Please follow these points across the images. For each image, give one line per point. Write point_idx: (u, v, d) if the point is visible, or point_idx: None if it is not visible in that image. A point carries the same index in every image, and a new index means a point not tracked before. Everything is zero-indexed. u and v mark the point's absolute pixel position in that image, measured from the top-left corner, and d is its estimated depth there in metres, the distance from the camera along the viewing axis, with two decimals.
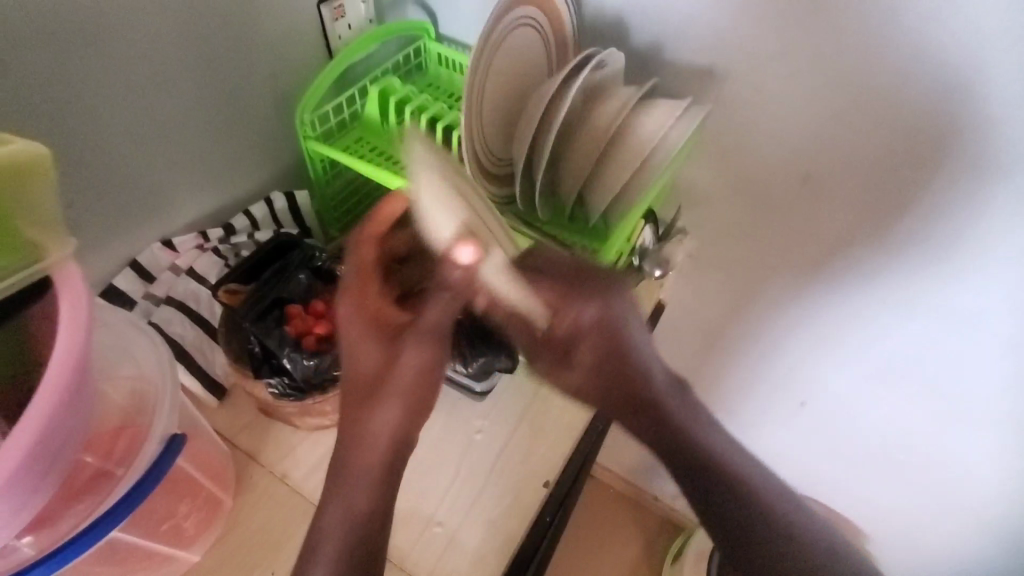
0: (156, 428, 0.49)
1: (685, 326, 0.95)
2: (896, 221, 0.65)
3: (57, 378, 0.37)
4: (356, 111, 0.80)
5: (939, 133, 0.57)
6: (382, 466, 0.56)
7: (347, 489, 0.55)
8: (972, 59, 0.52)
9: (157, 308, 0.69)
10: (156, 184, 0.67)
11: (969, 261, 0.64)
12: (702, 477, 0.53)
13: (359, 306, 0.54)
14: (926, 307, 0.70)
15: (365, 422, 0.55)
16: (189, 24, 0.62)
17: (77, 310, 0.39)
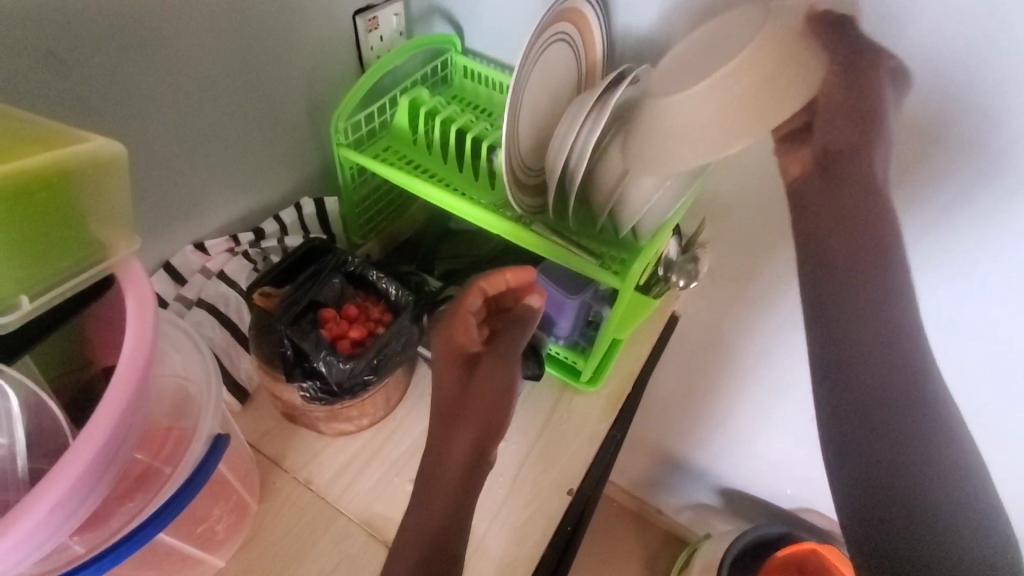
0: (203, 428, 0.50)
1: (697, 326, 1.03)
2: (915, 234, 0.68)
3: (132, 369, 0.39)
4: (385, 120, 0.81)
5: (958, 153, 0.61)
6: (459, 483, 0.60)
7: (425, 502, 0.60)
8: (995, 84, 0.56)
9: (189, 310, 0.69)
10: (194, 187, 0.67)
11: (990, 275, 0.67)
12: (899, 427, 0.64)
13: (448, 337, 0.63)
14: (942, 318, 0.72)
15: (446, 441, 0.61)
16: (237, 30, 0.63)
17: (144, 312, 0.42)
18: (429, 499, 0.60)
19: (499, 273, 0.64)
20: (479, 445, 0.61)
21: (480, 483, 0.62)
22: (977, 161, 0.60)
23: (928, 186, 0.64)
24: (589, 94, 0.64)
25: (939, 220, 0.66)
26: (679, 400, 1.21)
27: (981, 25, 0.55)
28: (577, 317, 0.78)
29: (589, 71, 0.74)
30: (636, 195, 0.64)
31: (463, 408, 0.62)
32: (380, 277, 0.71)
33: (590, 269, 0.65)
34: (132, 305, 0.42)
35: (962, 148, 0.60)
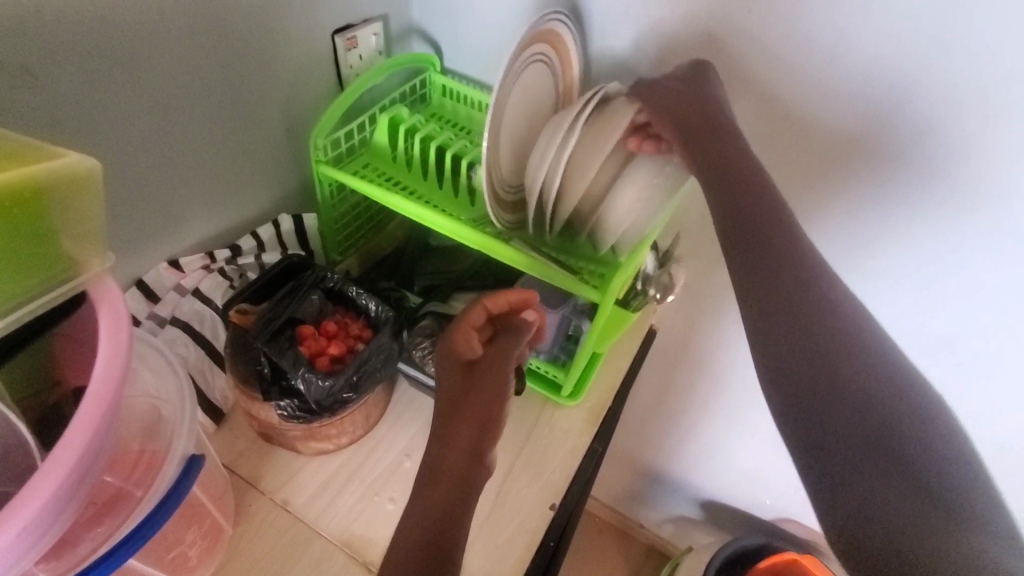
0: (177, 449, 0.49)
1: (673, 341, 1.05)
2: (875, 235, 0.73)
3: (104, 389, 0.38)
4: (364, 138, 0.81)
5: (906, 166, 0.67)
6: (455, 475, 0.59)
7: (425, 501, 0.58)
8: (943, 102, 0.61)
9: (162, 328, 0.68)
10: (169, 203, 0.67)
11: (953, 277, 0.71)
12: (859, 417, 0.47)
13: (450, 343, 0.66)
14: (902, 319, 0.77)
15: (447, 438, 0.62)
16: (214, 47, 0.63)
17: (117, 333, 0.41)
18: (426, 495, 0.58)
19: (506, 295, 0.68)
20: (479, 439, 0.62)
21: (478, 483, 0.61)
22: (928, 168, 0.65)
23: (885, 192, 0.70)
24: (565, 114, 0.65)
25: (901, 223, 0.71)
26: (654, 414, 1.22)
27: (923, 50, 0.60)
28: (557, 330, 0.80)
29: (564, 89, 0.76)
30: (618, 212, 0.66)
31: (470, 403, 0.63)
32: (359, 293, 0.70)
33: (569, 284, 0.67)
34: (104, 324, 0.41)
35: (911, 157, 0.66)
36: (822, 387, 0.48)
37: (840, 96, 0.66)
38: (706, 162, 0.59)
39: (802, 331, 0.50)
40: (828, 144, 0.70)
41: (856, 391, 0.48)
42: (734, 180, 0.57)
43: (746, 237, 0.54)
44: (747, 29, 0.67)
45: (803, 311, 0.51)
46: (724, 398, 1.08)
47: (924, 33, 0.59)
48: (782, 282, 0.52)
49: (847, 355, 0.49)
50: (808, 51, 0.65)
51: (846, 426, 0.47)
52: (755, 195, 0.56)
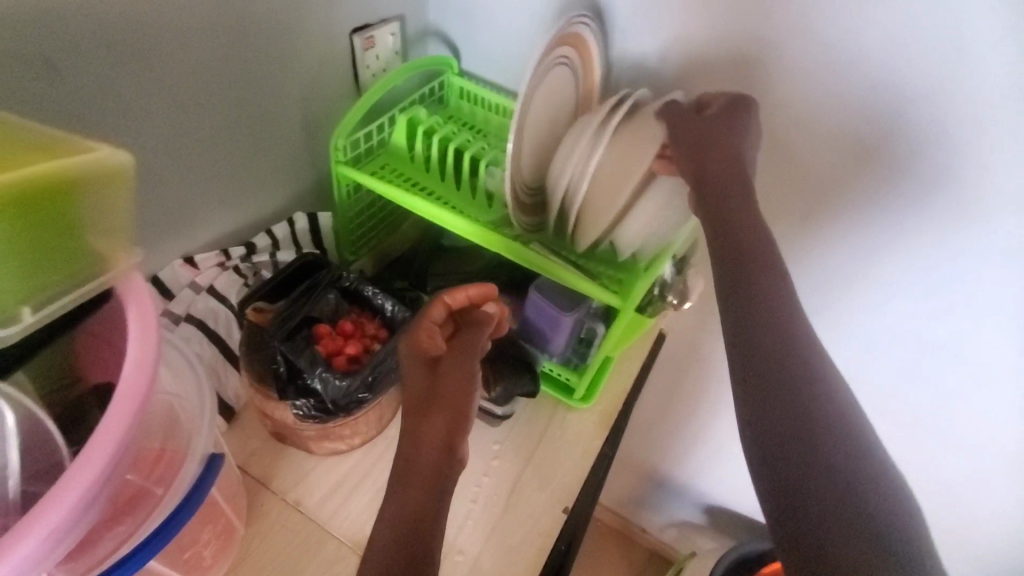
0: (197, 448, 0.49)
1: (682, 346, 1.05)
2: (886, 245, 0.73)
3: (137, 382, 0.38)
4: (383, 138, 0.80)
5: (917, 179, 0.66)
6: (435, 470, 0.58)
7: (397, 498, 0.56)
8: (962, 115, 0.61)
9: (177, 325, 0.67)
10: (186, 199, 0.66)
11: (961, 290, 0.71)
12: (796, 421, 0.53)
13: (412, 338, 0.62)
14: (918, 331, 0.77)
15: (416, 434, 0.59)
16: (234, 44, 0.63)
17: (147, 335, 0.40)
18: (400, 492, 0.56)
19: (468, 292, 0.65)
20: (452, 432, 0.60)
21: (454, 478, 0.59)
22: (924, 180, 0.66)
23: (894, 205, 0.70)
24: (590, 122, 0.66)
25: (907, 235, 0.70)
26: (661, 419, 1.22)
27: (943, 62, 0.60)
28: (572, 333, 0.78)
29: (585, 93, 0.76)
30: (639, 224, 0.68)
31: (440, 397, 0.61)
32: (375, 293, 0.70)
33: (592, 288, 0.68)
34: (133, 326, 0.41)
35: (924, 171, 0.66)
36: (771, 393, 0.54)
37: (857, 106, 0.66)
38: (716, 187, 0.61)
39: (758, 342, 0.56)
40: (845, 152, 0.70)
41: (798, 399, 0.54)
42: (730, 202, 0.61)
43: (733, 268, 0.58)
44: (768, 37, 0.67)
45: (778, 343, 0.56)
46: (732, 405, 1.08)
47: (943, 45, 0.59)
48: (761, 313, 0.56)
49: (806, 388, 0.54)
50: (827, 62, 0.65)
51: (782, 453, 0.53)
52: (744, 229, 0.60)
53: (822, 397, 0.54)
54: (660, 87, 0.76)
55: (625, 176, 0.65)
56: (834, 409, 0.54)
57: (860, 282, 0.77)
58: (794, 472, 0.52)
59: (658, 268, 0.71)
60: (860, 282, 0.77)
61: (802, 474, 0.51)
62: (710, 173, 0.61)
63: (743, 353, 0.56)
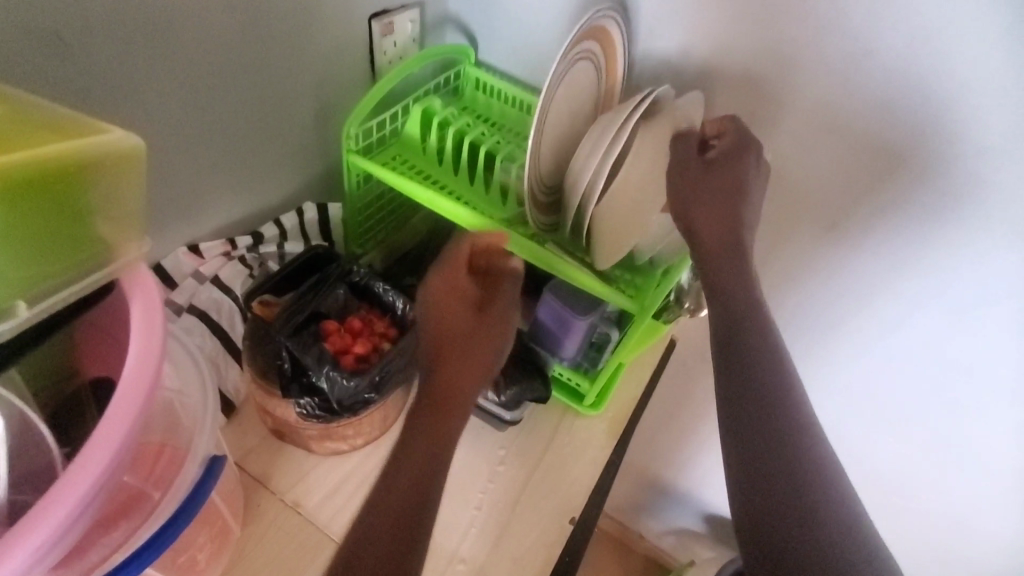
0: (198, 449, 0.46)
1: (693, 353, 1.03)
2: (911, 258, 0.70)
3: (142, 372, 0.36)
4: (397, 128, 0.78)
5: (954, 195, 0.64)
6: (438, 445, 0.56)
7: (388, 483, 0.52)
8: (1004, 130, 0.58)
9: (179, 316, 0.65)
10: (193, 185, 0.63)
11: (988, 307, 0.68)
12: (766, 429, 0.56)
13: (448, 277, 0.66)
14: (942, 353, 0.74)
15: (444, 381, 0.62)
16: (249, 26, 0.60)
17: (149, 336, 0.38)
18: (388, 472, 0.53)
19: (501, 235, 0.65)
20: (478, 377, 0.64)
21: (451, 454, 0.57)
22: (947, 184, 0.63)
23: (917, 216, 0.67)
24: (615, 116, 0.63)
25: (930, 246, 0.68)
26: (666, 427, 1.20)
27: (990, 74, 0.57)
28: (583, 338, 0.75)
29: (607, 89, 0.73)
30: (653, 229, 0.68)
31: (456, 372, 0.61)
32: (385, 289, 0.67)
33: (608, 292, 0.65)
34: (137, 324, 0.38)
35: (959, 186, 0.63)
36: (746, 402, 0.57)
37: (893, 117, 0.63)
38: (702, 216, 0.64)
39: (737, 353, 0.59)
40: (876, 163, 0.67)
41: (771, 409, 0.57)
42: (713, 225, 0.64)
43: (720, 297, 0.62)
44: (803, 40, 0.64)
45: (757, 377, 0.58)
46: None
47: (992, 57, 0.56)
48: (741, 341, 0.59)
49: (784, 417, 0.57)
50: (864, 68, 0.62)
51: (755, 463, 0.56)
52: (728, 262, 0.63)
53: (794, 409, 0.57)
54: (686, 86, 0.73)
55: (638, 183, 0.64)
56: (804, 422, 0.57)
57: (880, 295, 0.74)
58: (764, 475, 0.55)
59: (675, 276, 0.70)
60: (880, 296, 0.74)
61: (769, 479, 0.55)
62: (702, 202, 0.64)
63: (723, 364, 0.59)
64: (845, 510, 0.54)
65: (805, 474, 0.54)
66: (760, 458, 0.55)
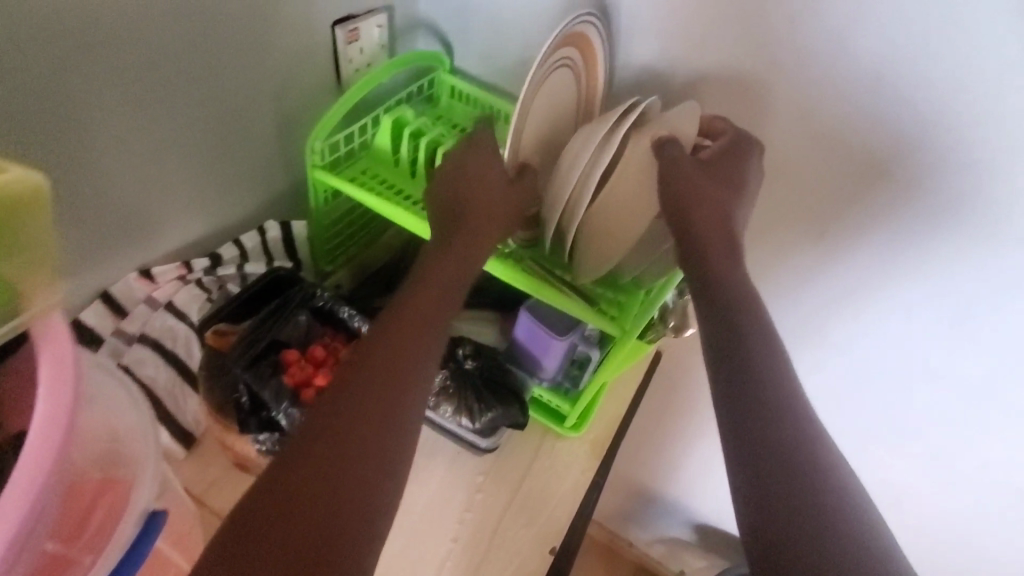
0: (136, 504, 0.45)
1: (679, 365, 1.00)
2: (911, 261, 0.65)
3: (56, 404, 0.36)
4: (367, 141, 0.74)
5: (950, 206, 0.60)
6: (364, 428, 0.46)
7: (296, 470, 0.43)
8: (999, 142, 0.55)
9: (129, 347, 0.62)
10: (142, 206, 0.60)
11: (988, 313, 0.64)
12: (768, 438, 0.47)
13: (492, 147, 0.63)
14: (941, 370, 0.70)
15: (424, 284, 0.57)
16: (196, 38, 0.56)
17: (60, 384, 0.36)
18: (287, 474, 0.43)
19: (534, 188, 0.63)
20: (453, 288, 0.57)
21: (387, 444, 0.46)
22: (956, 169, 0.58)
23: (915, 224, 0.63)
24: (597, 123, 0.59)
25: (947, 242, 0.62)
26: (654, 437, 1.17)
27: (986, 81, 0.53)
28: (563, 358, 0.72)
29: (587, 99, 0.69)
30: (639, 252, 0.64)
31: (404, 354, 0.51)
32: (351, 314, 0.64)
33: (588, 316, 0.62)
34: (47, 374, 0.36)
35: (955, 195, 0.59)
36: (745, 405, 0.49)
37: (885, 125, 0.60)
38: (701, 219, 0.57)
39: (736, 352, 0.51)
40: (869, 169, 0.63)
41: (775, 418, 0.48)
42: (709, 224, 0.57)
43: (716, 302, 0.54)
44: (788, 48, 0.60)
45: (753, 383, 0.50)
46: None
47: (990, 65, 0.53)
48: (737, 353, 0.51)
49: (788, 423, 0.48)
50: (855, 75, 0.59)
51: (757, 475, 0.46)
52: (723, 268, 0.56)
53: (800, 419, 0.49)
54: (669, 94, 0.69)
55: (619, 197, 0.60)
56: (810, 433, 0.48)
57: (880, 296, 0.70)
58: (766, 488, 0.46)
59: (660, 299, 0.66)
60: (880, 296, 0.70)
61: (774, 492, 0.45)
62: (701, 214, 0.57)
63: (726, 363, 0.51)
64: (869, 532, 0.44)
65: (818, 496, 0.45)
66: (764, 478, 0.46)
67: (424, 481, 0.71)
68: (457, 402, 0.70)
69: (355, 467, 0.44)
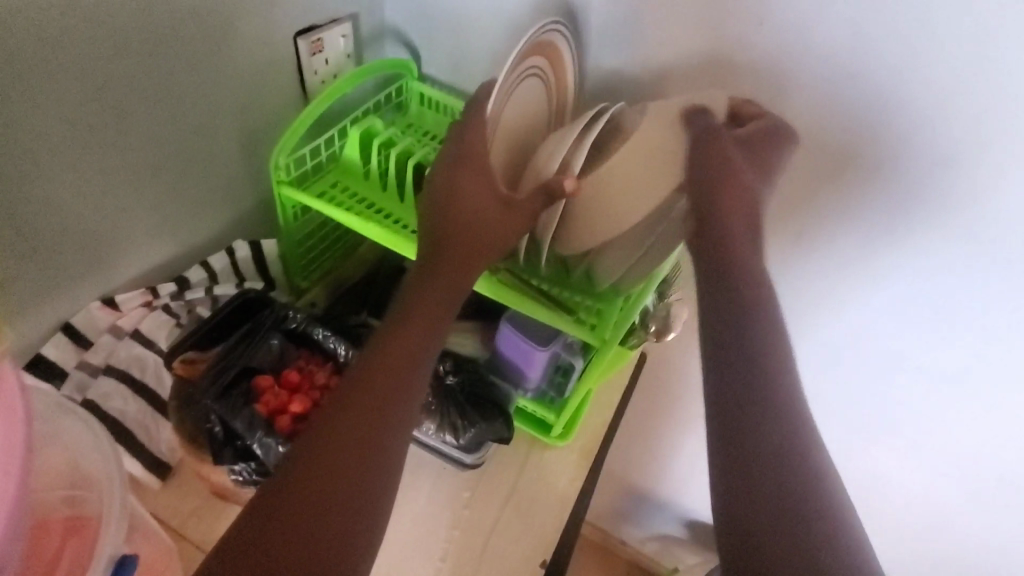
0: (103, 550, 0.45)
1: (663, 367, 0.99)
2: (887, 249, 0.65)
3: (6, 461, 0.34)
4: (334, 153, 0.72)
5: (917, 194, 0.60)
6: (346, 462, 0.45)
7: (277, 508, 0.43)
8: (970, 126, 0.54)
9: (95, 379, 0.60)
10: (99, 233, 0.58)
11: (962, 305, 0.64)
12: (757, 433, 0.47)
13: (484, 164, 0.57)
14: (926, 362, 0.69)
15: (411, 304, 0.55)
16: (149, 57, 0.54)
17: (12, 444, 0.34)
18: (278, 497, 0.43)
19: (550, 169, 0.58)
20: (439, 314, 0.55)
21: (370, 478, 0.46)
22: (915, 163, 0.58)
23: (891, 207, 0.62)
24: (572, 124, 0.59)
25: (919, 235, 0.62)
26: (642, 438, 1.17)
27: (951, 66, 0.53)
28: (546, 368, 0.71)
29: (559, 105, 0.68)
30: (617, 254, 0.62)
31: (385, 383, 0.50)
32: (326, 335, 0.62)
33: (566, 326, 0.61)
34: None
35: (920, 186, 0.59)
36: (737, 400, 0.48)
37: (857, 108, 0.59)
38: (720, 200, 0.55)
39: (736, 347, 0.50)
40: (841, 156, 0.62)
41: (767, 412, 0.48)
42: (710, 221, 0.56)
43: (714, 294, 0.53)
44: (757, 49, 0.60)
45: (753, 377, 0.49)
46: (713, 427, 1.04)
47: (950, 63, 0.53)
48: (732, 349, 0.50)
49: (779, 419, 0.47)
50: (818, 63, 0.58)
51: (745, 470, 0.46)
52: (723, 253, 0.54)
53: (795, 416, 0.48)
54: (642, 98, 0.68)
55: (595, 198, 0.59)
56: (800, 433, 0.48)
57: (860, 285, 0.69)
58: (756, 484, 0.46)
59: (640, 303, 0.64)
60: (861, 286, 0.69)
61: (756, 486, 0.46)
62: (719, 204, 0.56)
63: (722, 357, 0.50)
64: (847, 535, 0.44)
65: (798, 490, 0.45)
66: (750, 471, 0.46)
67: (410, 499, 0.70)
68: (439, 418, 0.69)
69: (338, 504, 0.44)
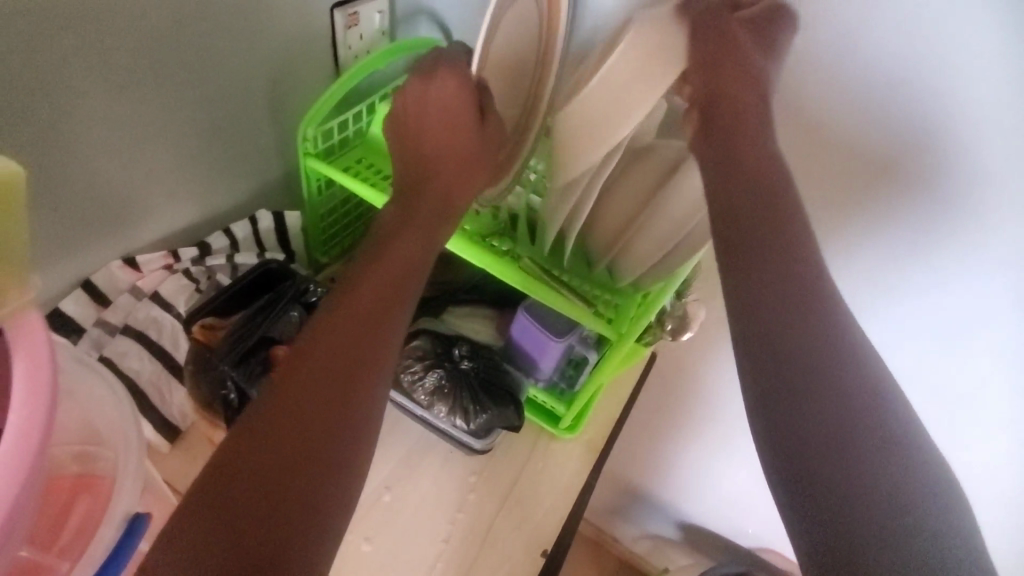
0: (117, 511, 0.45)
1: (672, 369, 0.99)
2: (948, 256, 0.58)
3: (31, 412, 0.33)
4: (361, 130, 0.72)
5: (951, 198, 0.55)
6: (317, 408, 0.44)
7: (244, 456, 0.41)
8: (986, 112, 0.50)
9: (113, 338, 0.60)
10: (124, 193, 0.57)
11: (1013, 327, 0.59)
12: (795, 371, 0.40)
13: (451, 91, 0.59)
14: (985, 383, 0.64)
15: (382, 254, 0.53)
16: (189, 20, 0.53)
17: (35, 393, 0.34)
18: (254, 448, 0.41)
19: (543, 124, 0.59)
20: (421, 256, 0.54)
21: (344, 423, 0.44)
22: (932, 165, 0.54)
23: (922, 211, 0.57)
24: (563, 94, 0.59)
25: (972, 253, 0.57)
26: (646, 439, 1.17)
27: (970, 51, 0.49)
28: (560, 360, 0.71)
29: None
30: (644, 250, 0.61)
31: (360, 330, 0.48)
32: None
33: (582, 316, 0.60)
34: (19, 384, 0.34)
35: (949, 201, 0.55)
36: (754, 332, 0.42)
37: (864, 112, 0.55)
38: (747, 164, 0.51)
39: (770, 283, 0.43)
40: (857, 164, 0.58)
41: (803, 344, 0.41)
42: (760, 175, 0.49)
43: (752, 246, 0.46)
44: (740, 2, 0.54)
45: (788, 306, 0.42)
46: (717, 433, 1.03)
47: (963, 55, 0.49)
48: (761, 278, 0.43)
49: (824, 357, 0.41)
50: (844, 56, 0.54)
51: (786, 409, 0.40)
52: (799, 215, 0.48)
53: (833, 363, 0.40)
54: None
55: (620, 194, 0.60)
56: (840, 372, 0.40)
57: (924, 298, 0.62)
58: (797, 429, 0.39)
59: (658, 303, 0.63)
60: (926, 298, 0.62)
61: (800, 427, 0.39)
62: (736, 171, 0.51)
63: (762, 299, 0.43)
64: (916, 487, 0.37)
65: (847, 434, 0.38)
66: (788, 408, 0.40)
67: (416, 480, 0.70)
68: (452, 401, 0.69)
69: (306, 449, 0.42)
